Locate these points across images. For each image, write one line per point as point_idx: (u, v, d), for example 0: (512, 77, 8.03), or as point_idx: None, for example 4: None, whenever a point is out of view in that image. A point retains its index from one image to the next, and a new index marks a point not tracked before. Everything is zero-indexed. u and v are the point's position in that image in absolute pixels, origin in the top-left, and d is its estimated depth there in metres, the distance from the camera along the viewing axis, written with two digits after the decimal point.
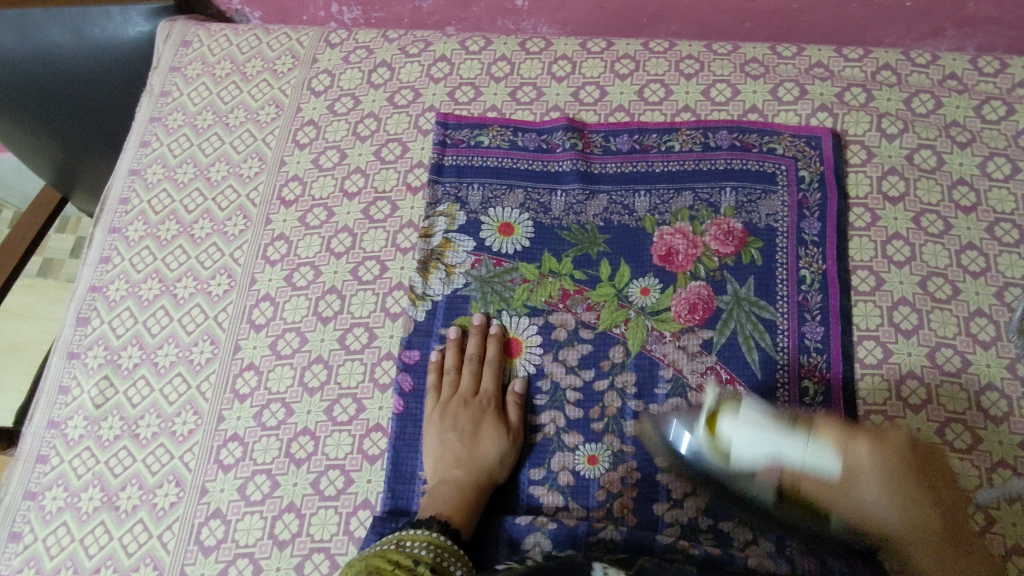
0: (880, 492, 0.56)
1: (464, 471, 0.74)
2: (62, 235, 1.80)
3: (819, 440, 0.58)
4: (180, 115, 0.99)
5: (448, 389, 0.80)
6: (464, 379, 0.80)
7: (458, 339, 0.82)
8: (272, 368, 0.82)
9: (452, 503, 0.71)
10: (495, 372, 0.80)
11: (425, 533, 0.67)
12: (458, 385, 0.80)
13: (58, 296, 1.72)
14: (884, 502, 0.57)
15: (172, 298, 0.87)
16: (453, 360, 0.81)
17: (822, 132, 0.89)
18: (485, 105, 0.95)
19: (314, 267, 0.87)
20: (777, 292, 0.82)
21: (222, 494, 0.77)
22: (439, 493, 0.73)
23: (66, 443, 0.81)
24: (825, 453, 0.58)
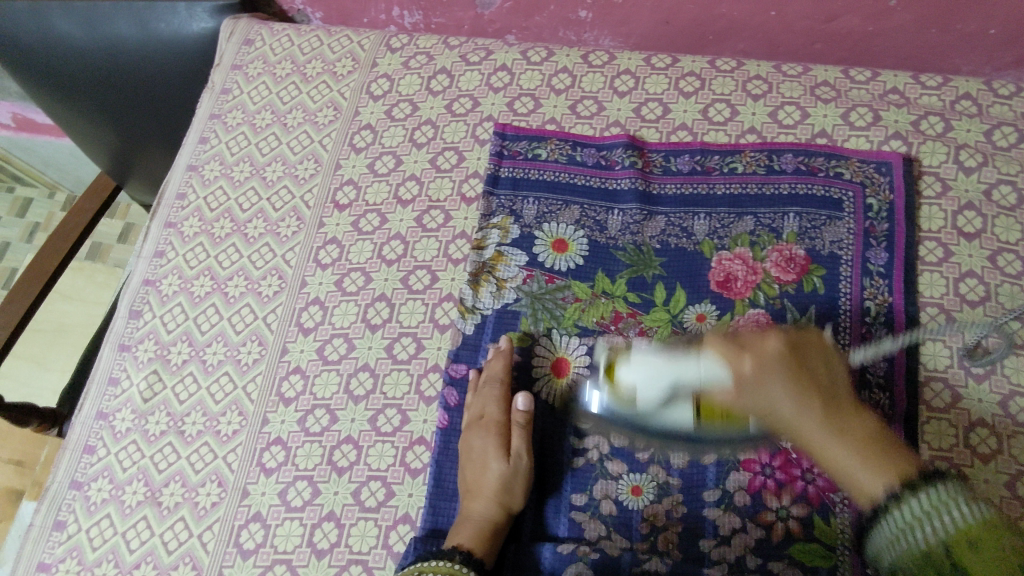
0: (784, 394, 0.63)
1: (482, 500, 0.72)
2: (111, 220, 1.83)
3: (709, 357, 0.67)
4: (240, 114, 1.00)
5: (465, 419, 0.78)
6: (474, 406, 0.78)
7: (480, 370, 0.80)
8: (319, 373, 0.82)
9: (475, 532, 0.71)
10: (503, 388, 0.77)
11: (447, 564, 0.67)
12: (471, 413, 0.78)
13: (105, 280, 1.76)
14: (789, 400, 0.63)
15: (222, 296, 0.88)
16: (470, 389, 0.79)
17: (893, 158, 0.86)
18: (544, 118, 0.94)
19: (365, 273, 0.87)
20: (840, 324, 0.79)
21: (264, 497, 0.76)
22: (462, 526, 0.71)
23: (113, 435, 0.82)
24: (715, 368, 0.66)
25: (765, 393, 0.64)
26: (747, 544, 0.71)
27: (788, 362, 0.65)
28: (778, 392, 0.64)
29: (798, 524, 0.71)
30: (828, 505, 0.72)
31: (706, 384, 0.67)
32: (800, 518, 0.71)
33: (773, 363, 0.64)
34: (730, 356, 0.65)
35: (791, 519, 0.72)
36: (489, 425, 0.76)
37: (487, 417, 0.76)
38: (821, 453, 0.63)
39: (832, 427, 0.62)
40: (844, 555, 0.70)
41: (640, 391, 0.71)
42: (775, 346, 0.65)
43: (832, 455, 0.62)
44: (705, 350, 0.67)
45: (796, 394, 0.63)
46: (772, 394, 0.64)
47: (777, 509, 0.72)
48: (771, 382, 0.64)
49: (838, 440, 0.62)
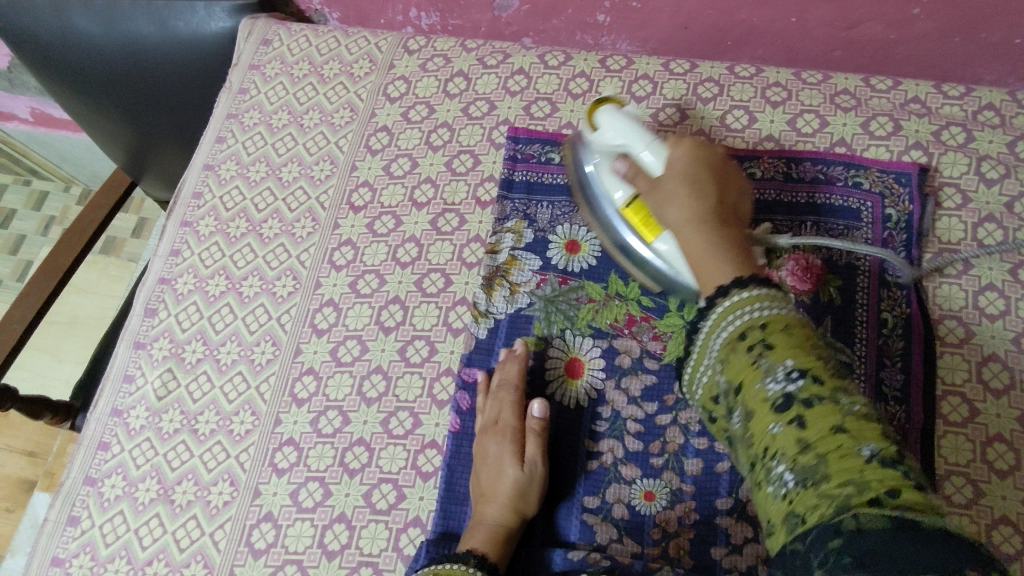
0: (683, 185, 0.70)
1: (496, 506, 0.72)
2: (124, 215, 1.84)
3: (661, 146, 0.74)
4: (257, 113, 1.00)
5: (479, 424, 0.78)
6: (488, 411, 0.78)
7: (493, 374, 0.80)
8: (331, 375, 0.82)
9: (491, 537, 0.70)
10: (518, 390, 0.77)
11: (461, 568, 0.67)
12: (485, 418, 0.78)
13: (119, 274, 1.78)
14: (680, 189, 0.70)
15: (237, 296, 0.88)
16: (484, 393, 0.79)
17: (911, 168, 0.85)
18: (561, 122, 0.93)
19: (379, 275, 0.87)
20: (856, 334, 0.78)
21: (275, 497, 0.77)
22: (475, 531, 0.71)
23: (128, 432, 0.82)
24: (663, 151, 0.73)
25: (660, 191, 0.72)
26: (759, 554, 0.71)
27: (709, 166, 0.72)
28: (679, 199, 0.70)
29: None
30: None
31: (638, 162, 0.75)
32: None
33: (675, 172, 0.72)
34: (672, 148, 0.73)
35: None
36: (506, 431, 0.76)
37: (502, 422, 0.76)
38: (687, 243, 0.69)
39: (714, 224, 0.68)
40: None
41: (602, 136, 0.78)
42: (708, 151, 0.73)
43: (697, 253, 0.68)
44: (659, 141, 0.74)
45: (685, 193, 0.70)
46: (679, 204, 0.70)
47: None
48: (674, 191, 0.71)
49: (710, 226, 0.68)
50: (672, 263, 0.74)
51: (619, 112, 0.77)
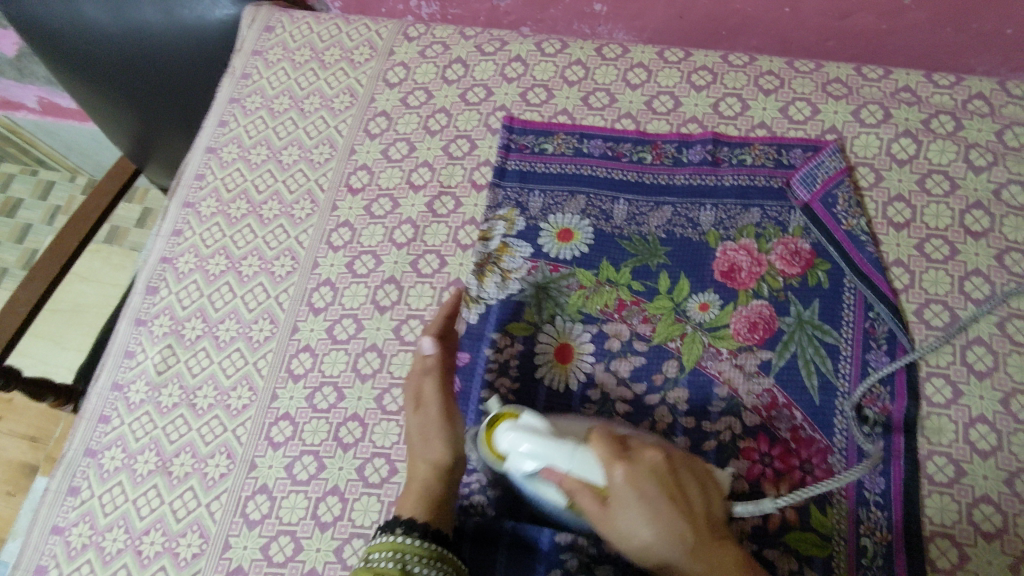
0: (637, 517, 0.62)
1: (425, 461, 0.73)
2: (129, 205, 1.87)
3: (586, 451, 0.65)
4: (258, 98, 1.02)
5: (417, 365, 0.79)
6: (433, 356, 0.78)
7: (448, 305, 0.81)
8: (327, 352, 0.84)
9: (427, 493, 0.70)
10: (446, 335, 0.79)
11: (389, 540, 0.66)
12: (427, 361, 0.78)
13: (122, 263, 1.80)
14: (646, 530, 0.62)
15: (236, 275, 0.90)
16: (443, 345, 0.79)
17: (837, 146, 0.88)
18: (556, 109, 0.95)
19: (375, 256, 0.88)
20: (843, 317, 0.79)
21: (271, 470, 0.78)
22: (409, 485, 0.72)
23: (128, 405, 0.84)
24: (589, 460, 0.64)
25: (628, 520, 0.62)
26: (744, 530, 0.72)
27: (661, 481, 0.63)
28: (632, 519, 0.62)
29: (795, 513, 0.72)
30: (825, 495, 0.72)
31: (577, 480, 0.64)
32: (797, 507, 0.72)
33: (630, 492, 0.62)
34: (607, 462, 0.64)
35: (787, 507, 0.72)
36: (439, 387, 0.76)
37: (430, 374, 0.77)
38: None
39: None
40: (840, 546, 0.70)
41: (512, 461, 0.68)
42: (641, 462, 0.64)
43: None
44: (582, 446, 0.65)
45: (655, 524, 0.62)
46: (631, 524, 0.62)
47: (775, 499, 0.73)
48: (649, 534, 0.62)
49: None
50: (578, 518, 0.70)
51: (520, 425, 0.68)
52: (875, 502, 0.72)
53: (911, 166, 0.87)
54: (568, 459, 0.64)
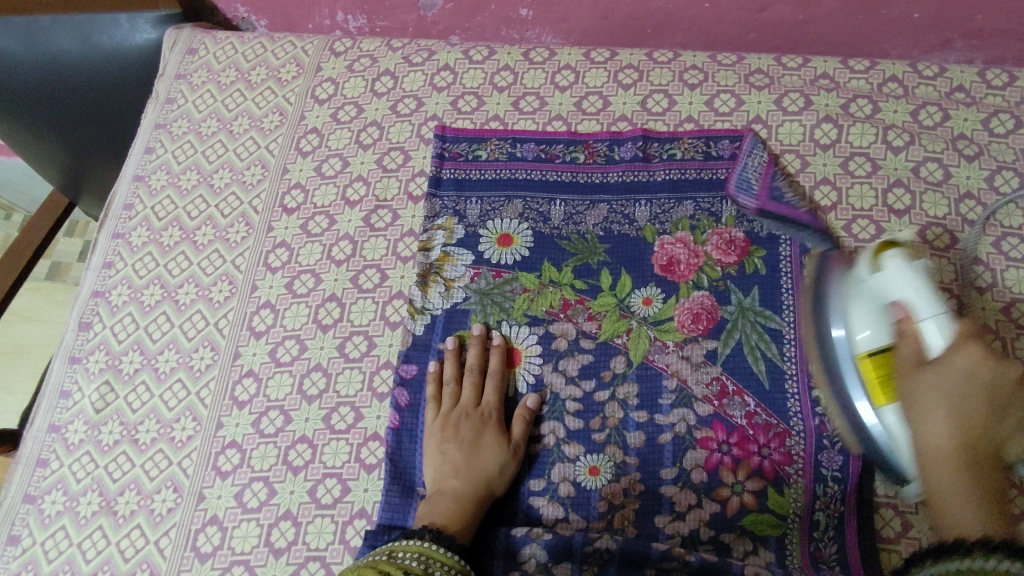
0: (940, 394, 0.60)
1: (461, 481, 0.73)
2: (70, 239, 1.82)
3: (948, 324, 0.62)
4: (185, 122, 1.00)
5: (448, 400, 0.78)
6: (464, 390, 0.78)
7: (456, 350, 0.81)
8: (271, 376, 0.82)
9: (448, 509, 0.71)
10: (475, 364, 0.80)
11: (417, 543, 0.66)
12: (458, 396, 0.78)
13: (65, 299, 1.74)
14: (933, 406, 0.60)
15: (173, 304, 0.88)
16: (452, 371, 0.80)
17: (746, 132, 0.90)
18: (487, 115, 0.95)
19: (315, 274, 0.87)
20: (783, 302, 0.81)
21: (220, 500, 0.77)
22: (436, 503, 0.71)
23: (66, 447, 0.81)
24: (945, 330, 0.61)
25: (913, 390, 0.62)
26: (701, 518, 0.72)
27: (981, 383, 0.58)
28: (925, 390, 0.61)
29: (753, 497, 0.73)
30: (783, 477, 0.73)
31: (917, 334, 0.63)
32: (755, 492, 0.73)
33: (952, 377, 0.59)
34: (962, 337, 0.60)
35: (746, 493, 0.73)
36: (450, 415, 0.77)
37: (467, 405, 0.78)
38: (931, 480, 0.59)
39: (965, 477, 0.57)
40: (793, 524, 0.72)
41: (879, 284, 0.68)
42: (979, 364, 0.58)
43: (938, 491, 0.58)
44: (937, 317, 0.62)
45: (938, 406, 0.59)
46: (920, 394, 0.61)
47: (733, 484, 0.73)
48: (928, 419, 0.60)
49: (959, 472, 0.57)
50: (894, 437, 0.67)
51: (913, 264, 0.67)
52: (833, 477, 0.73)
53: (833, 150, 0.89)
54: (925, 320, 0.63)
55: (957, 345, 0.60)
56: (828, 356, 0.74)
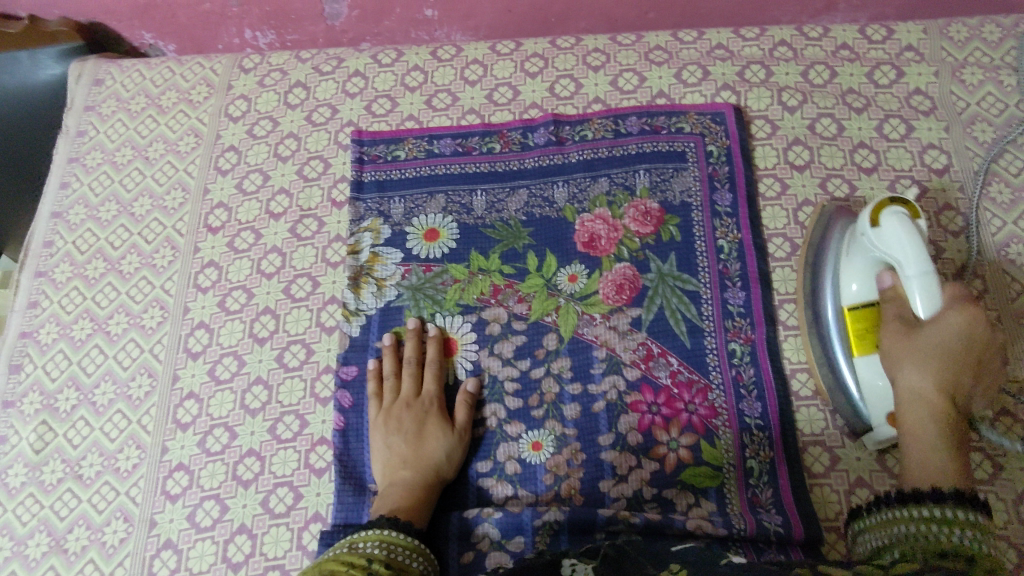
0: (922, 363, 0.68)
1: (411, 470, 0.74)
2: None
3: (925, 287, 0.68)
4: (98, 154, 0.99)
5: (389, 394, 0.80)
6: (404, 382, 0.80)
7: (393, 346, 0.82)
8: (212, 394, 0.83)
9: (400, 500, 0.72)
10: (412, 357, 0.81)
11: (376, 532, 0.67)
12: (399, 389, 0.80)
13: None
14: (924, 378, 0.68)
15: (105, 336, 0.87)
16: (392, 365, 0.81)
17: (725, 108, 0.93)
18: (402, 116, 0.97)
19: (246, 289, 0.88)
20: (698, 264, 0.85)
21: (172, 524, 0.77)
22: (388, 495, 0.73)
23: (8, 492, 0.80)
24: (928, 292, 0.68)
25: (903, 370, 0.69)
26: (643, 478, 0.75)
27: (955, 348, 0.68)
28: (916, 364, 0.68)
29: (688, 451, 0.76)
30: (711, 429, 0.77)
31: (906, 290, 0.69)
32: (689, 446, 0.76)
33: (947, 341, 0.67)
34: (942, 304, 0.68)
35: (681, 448, 0.76)
36: (392, 410, 0.79)
37: (407, 397, 0.79)
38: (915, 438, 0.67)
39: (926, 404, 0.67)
40: (729, 473, 0.75)
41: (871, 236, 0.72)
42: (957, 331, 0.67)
43: (915, 441, 0.67)
44: (923, 277, 0.68)
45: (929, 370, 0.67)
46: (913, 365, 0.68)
47: (667, 442, 0.77)
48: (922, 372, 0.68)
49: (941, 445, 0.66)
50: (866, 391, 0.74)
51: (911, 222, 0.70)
52: (756, 425, 0.77)
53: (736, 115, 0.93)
54: (912, 276, 0.68)
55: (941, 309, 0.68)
56: (820, 319, 0.78)
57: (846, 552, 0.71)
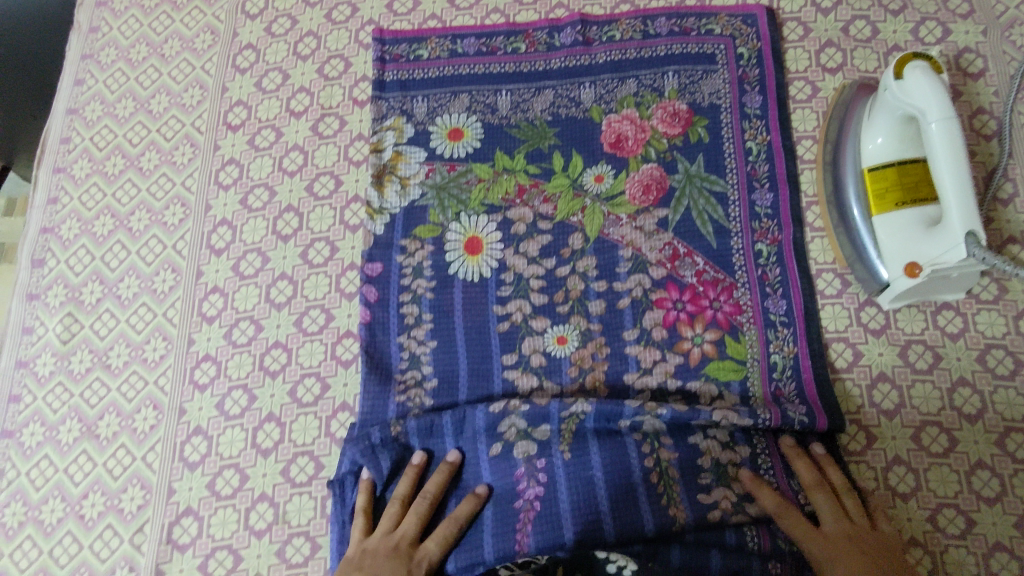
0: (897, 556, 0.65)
1: None
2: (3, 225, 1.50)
3: (942, 129, 0.67)
4: (113, 50, 0.97)
5: (387, 523, 0.69)
6: (407, 521, 0.69)
7: (421, 468, 0.72)
8: (237, 289, 0.83)
9: None
10: (447, 540, 0.67)
11: None
12: (399, 524, 0.69)
13: None
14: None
15: (127, 232, 0.87)
16: (407, 491, 0.71)
17: (757, 10, 0.90)
18: (425, 15, 0.94)
19: (268, 187, 0.87)
20: (726, 166, 0.84)
21: (201, 412, 0.78)
22: None
23: (38, 380, 0.82)
24: (950, 137, 0.67)
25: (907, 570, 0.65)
26: (667, 371, 0.76)
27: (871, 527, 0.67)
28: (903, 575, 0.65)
29: (712, 346, 0.77)
30: (736, 326, 0.77)
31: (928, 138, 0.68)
32: (714, 341, 0.77)
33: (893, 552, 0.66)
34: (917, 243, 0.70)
35: (705, 343, 0.77)
36: (402, 550, 0.67)
37: (422, 552, 0.67)
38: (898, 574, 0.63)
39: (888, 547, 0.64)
40: (752, 367, 0.76)
41: (893, 94, 0.71)
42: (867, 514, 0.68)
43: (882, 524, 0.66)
44: (945, 124, 0.67)
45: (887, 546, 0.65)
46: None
47: (692, 337, 0.77)
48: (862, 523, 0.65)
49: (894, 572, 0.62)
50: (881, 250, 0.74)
51: (934, 74, 0.69)
52: (780, 322, 0.77)
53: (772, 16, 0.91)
54: (936, 125, 0.67)
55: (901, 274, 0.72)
56: (841, 192, 0.79)
57: (865, 443, 0.73)
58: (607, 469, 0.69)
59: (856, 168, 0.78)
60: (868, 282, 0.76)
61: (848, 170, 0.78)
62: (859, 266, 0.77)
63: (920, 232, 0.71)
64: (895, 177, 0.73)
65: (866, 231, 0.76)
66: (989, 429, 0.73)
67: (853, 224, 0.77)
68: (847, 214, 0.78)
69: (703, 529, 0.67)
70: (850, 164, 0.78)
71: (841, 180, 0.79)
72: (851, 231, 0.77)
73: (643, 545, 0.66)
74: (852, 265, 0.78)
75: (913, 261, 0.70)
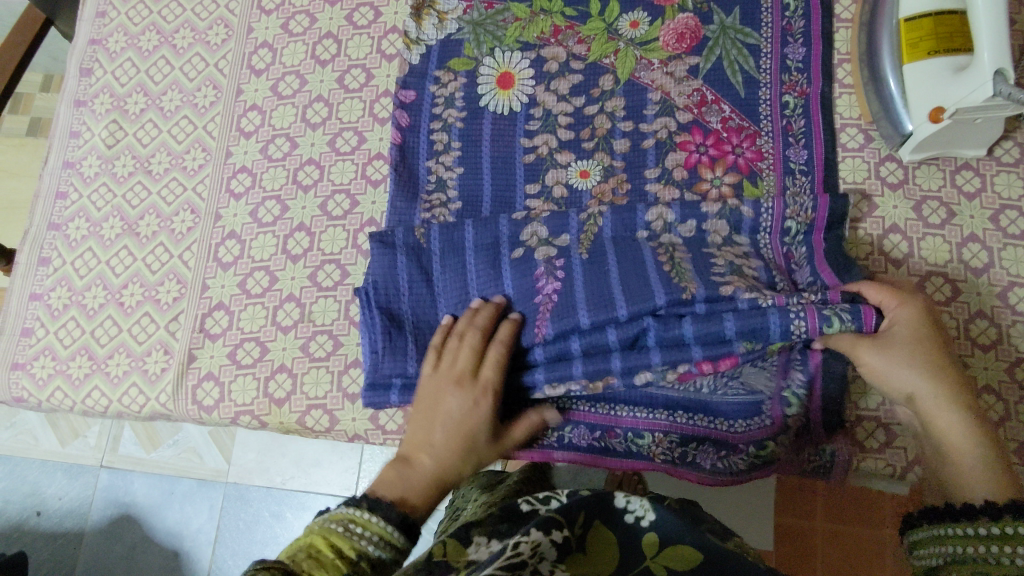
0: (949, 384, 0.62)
1: (442, 436, 0.65)
2: (47, 93, 1.59)
3: None
4: None
5: (449, 355, 0.69)
6: (462, 353, 0.68)
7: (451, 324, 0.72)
8: (275, 108, 0.86)
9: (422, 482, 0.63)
10: (500, 362, 0.68)
11: (381, 523, 0.56)
12: (458, 358, 0.68)
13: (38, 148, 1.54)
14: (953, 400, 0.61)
15: (171, 49, 0.90)
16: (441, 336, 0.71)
17: None
18: None
19: (309, 14, 0.89)
20: (762, 20, 0.84)
21: (236, 218, 0.83)
22: (408, 476, 0.63)
23: (83, 180, 0.87)
24: None
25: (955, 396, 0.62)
26: None
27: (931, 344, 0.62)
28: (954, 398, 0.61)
29: (730, 189, 0.78)
30: (756, 172, 0.79)
31: None
32: (732, 184, 0.78)
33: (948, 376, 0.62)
34: (940, 109, 0.71)
35: (724, 185, 0.78)
36: (464, 379, 0.67)
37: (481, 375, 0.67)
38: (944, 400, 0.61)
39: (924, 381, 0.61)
40: None
41: None
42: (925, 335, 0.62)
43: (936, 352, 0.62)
44: None
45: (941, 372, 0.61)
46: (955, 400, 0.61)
47: (711, 179, 0.79)
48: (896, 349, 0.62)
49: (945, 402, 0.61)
50: (907, 100, 0.75)
51: None
52: (800, 170, 0.78)
53: None
54: None
55: (925, 123, 0.73)
56: (874, 44, 0.79)
57: None
58: (621, 262, 0.69)
59: (891, 18, 0.77)
60: (889, 133, 0.78)
61: (886, 19, 0.77)
62: (884, 118, 0.78)
63: (948, 79, 0.71)
64: (931, 25, 0.73)
65: (895, 81, 0.76)
66: (994, 282, 0.75)
67: (881, 75, 0.77)
68: (877, 66, 0.78)
69: (713, 300, 0.65)
70: (887, 14, 0.77)
71: (875, 32, 0.79)
72: (879, 83, 0.78)
73: (653, 318, 0.66)
74: (878, 117, 0.79)
75: (938, 105, 0.71)
